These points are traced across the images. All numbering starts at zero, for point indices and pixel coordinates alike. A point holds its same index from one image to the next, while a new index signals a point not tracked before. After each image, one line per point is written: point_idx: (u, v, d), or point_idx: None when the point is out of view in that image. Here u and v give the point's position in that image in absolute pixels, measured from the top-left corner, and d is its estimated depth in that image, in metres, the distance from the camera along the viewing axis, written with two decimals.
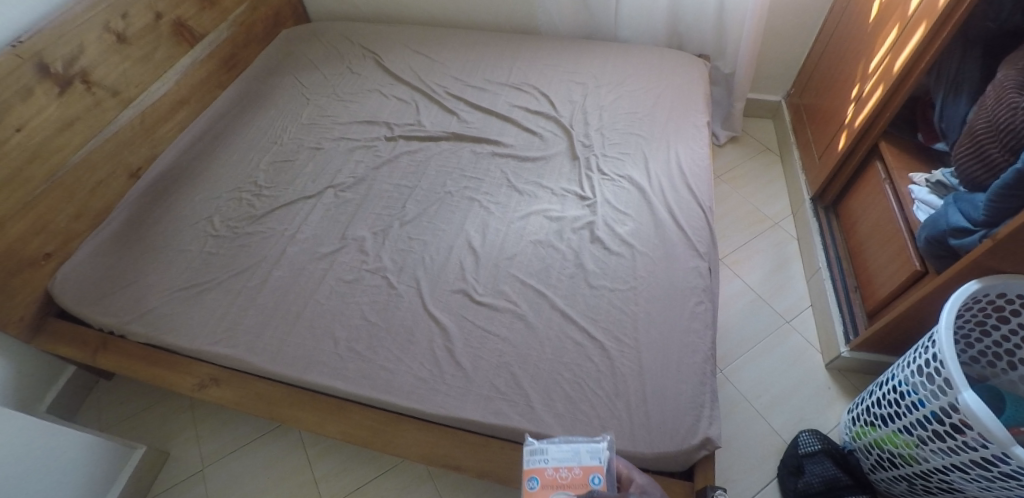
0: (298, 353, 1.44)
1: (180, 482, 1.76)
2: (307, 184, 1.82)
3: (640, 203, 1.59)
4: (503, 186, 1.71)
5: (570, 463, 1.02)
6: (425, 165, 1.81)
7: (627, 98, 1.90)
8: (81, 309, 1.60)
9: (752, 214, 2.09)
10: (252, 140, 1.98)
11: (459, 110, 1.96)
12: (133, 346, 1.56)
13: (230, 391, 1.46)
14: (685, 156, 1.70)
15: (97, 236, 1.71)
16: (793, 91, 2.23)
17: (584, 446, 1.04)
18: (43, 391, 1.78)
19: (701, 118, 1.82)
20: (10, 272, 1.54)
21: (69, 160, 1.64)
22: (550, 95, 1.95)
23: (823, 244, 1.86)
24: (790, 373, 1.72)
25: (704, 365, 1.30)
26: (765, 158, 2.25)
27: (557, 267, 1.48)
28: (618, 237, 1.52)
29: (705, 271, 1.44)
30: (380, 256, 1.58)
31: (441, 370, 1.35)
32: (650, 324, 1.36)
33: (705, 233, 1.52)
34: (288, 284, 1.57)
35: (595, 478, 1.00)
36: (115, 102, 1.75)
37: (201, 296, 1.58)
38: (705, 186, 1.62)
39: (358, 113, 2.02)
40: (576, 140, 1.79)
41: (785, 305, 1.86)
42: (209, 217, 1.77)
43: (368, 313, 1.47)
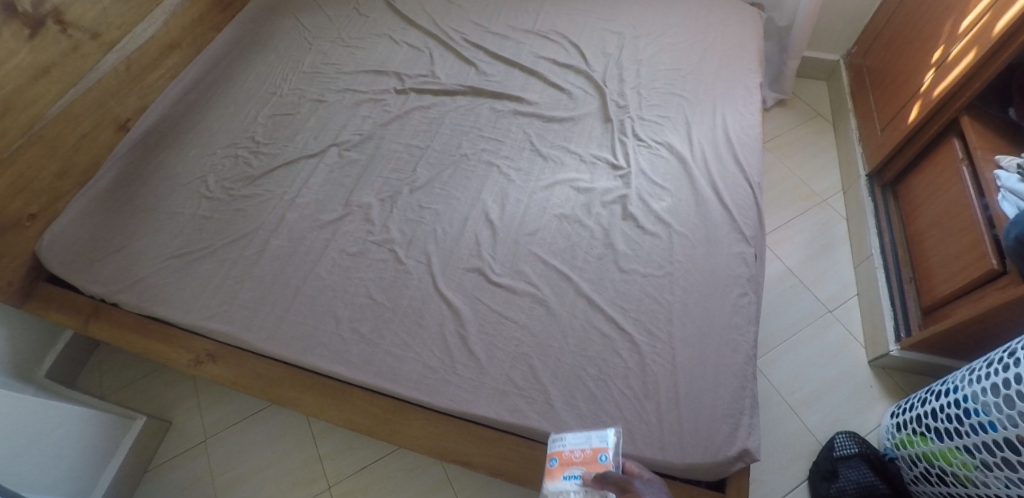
0: (297, 332, 1.32)
1: (182, 453, 1.70)
2: (309, 141, 1.66)
3: (681, 176, 1.43)
4: (525, 150, 1.53)
5: (581, 444, 0.97)
6: (439, 123, 1.64)
7: (668, 52, 1.70)
8: (72, 276, 1.49)
9: (798, 189, 1.92)
10: (253, 92, 1.82)
11: (478, 60, 1.76)
12: (127, 316, 1.46)
13: (226, 369, 1.35)
14: (734, 124, 1.51)
15: (85, 195, 1.58)
16: (855, 51, 2.01)
17: (596, 432, 0.98)
18: (40, 357, 1.69)
19: (752, 78, 1.63)
20: None
21: (48, 111, 1.49)
22: (581, 46, 1.74)
23: (877, 227, 1.69)
24: (829, 367, 1.58)
25: (746, 366, 1.16)
26: (815, 126, 2.05)
27: (584, 246, 1.33)
28: (653, 214, 1.36)
29: (750, 259, 1.29)
30: (387, 227, 1.44)
31: (453, 359, 1.22)
32: (686, 317, 1.21)
33: (752, 215, 1.36)
34: (288, 254, 1.44)
35: (602, 457, 0.93)
36: (96, 46, 1.58)
37: (195, 266, 1.47)
38: (754, 160, 1.45)
39: (367, 62, 1.82)
40: (609, 100, 1.60)
41: (829, 291, 1.70)
42: (204, 176, 1.63)
43: (373, 291, 1.34)
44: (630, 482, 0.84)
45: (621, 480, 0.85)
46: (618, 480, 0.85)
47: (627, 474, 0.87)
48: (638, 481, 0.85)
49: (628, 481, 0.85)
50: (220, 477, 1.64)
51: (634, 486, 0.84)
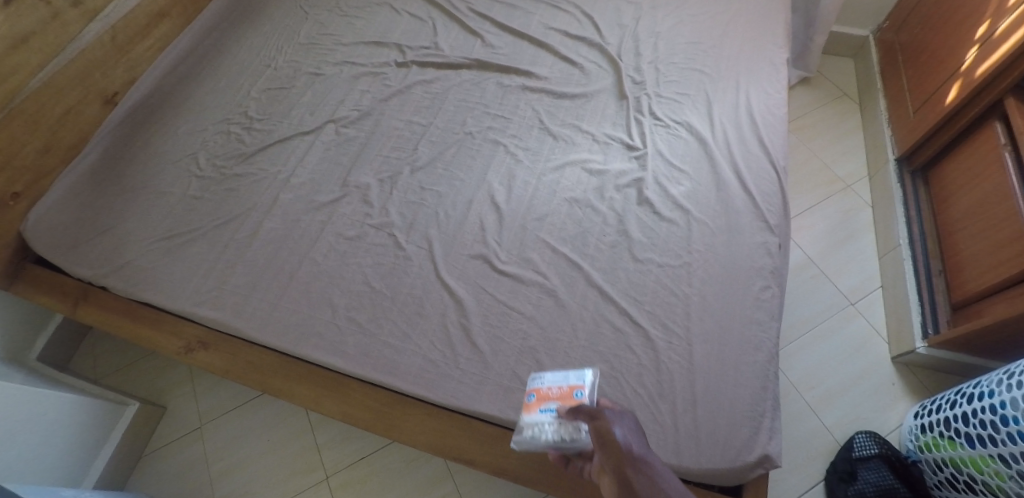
0: (291, 321, 1.25)
1: (177, 439, 1.65)
2: (305, 117, 1.57)
3: (701, 158, 1.34)
4: (534, 128, 1.44)
5: (559, 382, 0.97)
6: (442, 98, 1.54)
7: (688, 25, 1.59)
8: (59, 257, 1.42)
9: (820, 173, 1.82)
10: (246, 64, 1.72)
11: (484, 32, 1.65)
12: (116, 300, 1.38)
13: (218, 357, 1.28)
14: (759, 103, 1.41)
15: (73, 172, 1.49)
16: (887, 26, 1.89)
17: (573, 370, 0.98)
18: (31, 338, 1.64)
19: (779, 54, 1.52)
20: None
21: (28, 85, 1.37)
22: (595, 17, 1.63)
23: (905, 215, 1.60)
24: (851, 362, 1.50)
25: (768, 365, 1.08)
26: (840, 106, 1.94)
27: (596, 233, 1.24)
28: (671, 200, 1.27)
29: (774, 249, 1.21)
30: (387, 209, 1.35)
31: (455, 353, 1.15)
32: (704, 311, 1.13)
33: (777, 201, 1.27)
34: (282, 237, 1.36)
35: (578, 393, 0.94)
36: (78, 14, 1.45)
37: (186, 248, 1.39)
38: (780, 142, 1.35)
39: (366, 32, 1.72)
40: (625, 75, 1.49)
41: (852, 282, 1.62)
42: (195, 153, 1.55)
43: (371, 278, 1.26)
44: (600, 411, 0.82)
45: (592, 410, 0.83)
46: (589, 411, 0.83)
47: (599, 404, 0.86)
48: (608, 410, 0.83)
49: (598, 409, 0.83)
50: (215, 464, 1.59)
51: (605, 416, 0.82)
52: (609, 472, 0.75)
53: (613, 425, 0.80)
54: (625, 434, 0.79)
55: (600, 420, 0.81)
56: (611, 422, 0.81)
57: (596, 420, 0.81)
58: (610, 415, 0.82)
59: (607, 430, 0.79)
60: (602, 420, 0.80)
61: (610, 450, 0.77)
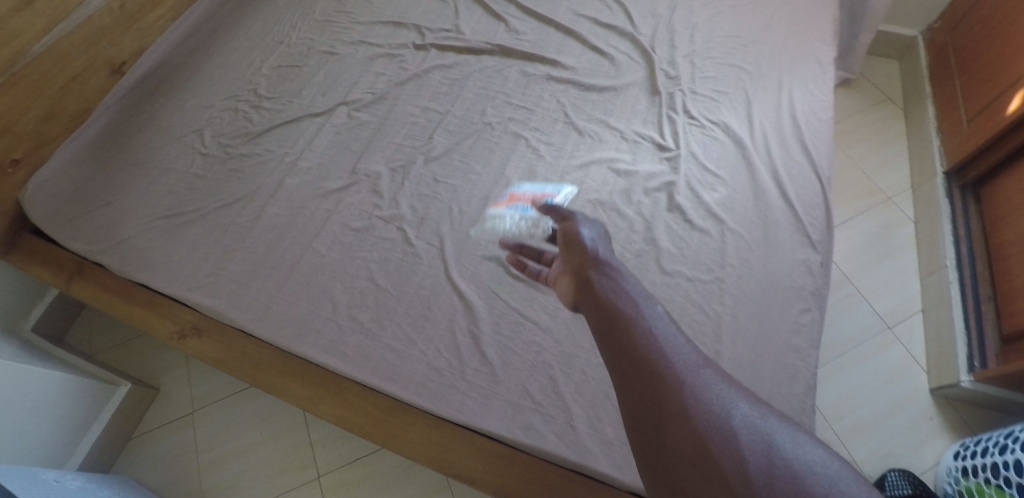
0: (289, 315, 1.16)
1: (168, 423, 1.57)
2: (315, 97, 1.48)
3: (738, 163, 1.23)
4: (558, 122, 1.34)
5: (535, 191, 1.21)
6: (461, 85, 1.44)
7: (728, 17, 1.47)
8: (53, 230, 1.33)
9: (860, 184, 1.69)
10: (257, 38, 1.63)
11: (509, 16, 1.55)
12: (110, 277, 1.29)
13: (211, 345, 1.18)
14: (802, 104, 1.30)
15: (75, 140, 1.40)
16: (939, 26, 1.75)
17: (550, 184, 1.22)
18: (27, 308, 1.54)
19: (827, 53, 1.39)
20: None
21: (32, 49, 1.29)
22: (628, 5, 1.52)
23: (953, 235, 1.48)
24: (886, 391, 1.40)
25: (805, 397, 0.99)
26: (884, 112, 1.81)
27: (621, 240, 1.15)
28: (704, 207, 1.17)
29: (816, 267, 1.11)
30: (397, 201, 1.27)
31: (462, 362, 1.06)
32: (736, 334, 1.04)
33: (820, 214, 1.17)
34: (285, 225, 1.28)
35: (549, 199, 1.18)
36: None
37: (185, 229, 1.31)
38: (825, 150, 1.24)
39: (384, 11, 1.62)
40: (658, 69, 1.38)
41: (890, 304, 1.51)
42: (200, 129, 1.47)
43: (376, 275, 1.18)
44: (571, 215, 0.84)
45: (563, 212, 0.86)
46: (562, 212, 0.86)
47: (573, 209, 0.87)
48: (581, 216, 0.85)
49: (568, 212, 0.86)
50: (205, 454, 1.51)
51: (576, 218, 0.83)
52: (570, 265, 0.77)
53: (581, 227, 0.81)
54: (594, 234, 0.81)
55: (570, 224, 0.82)
56: (582, 225, 0.82)
57: (565, 222, 0.83)
58: (581, 219, 0.83)
59: (577, 231, 0.80)
60: (572, 223, 0.82)
61: (573, 247, 0.78)
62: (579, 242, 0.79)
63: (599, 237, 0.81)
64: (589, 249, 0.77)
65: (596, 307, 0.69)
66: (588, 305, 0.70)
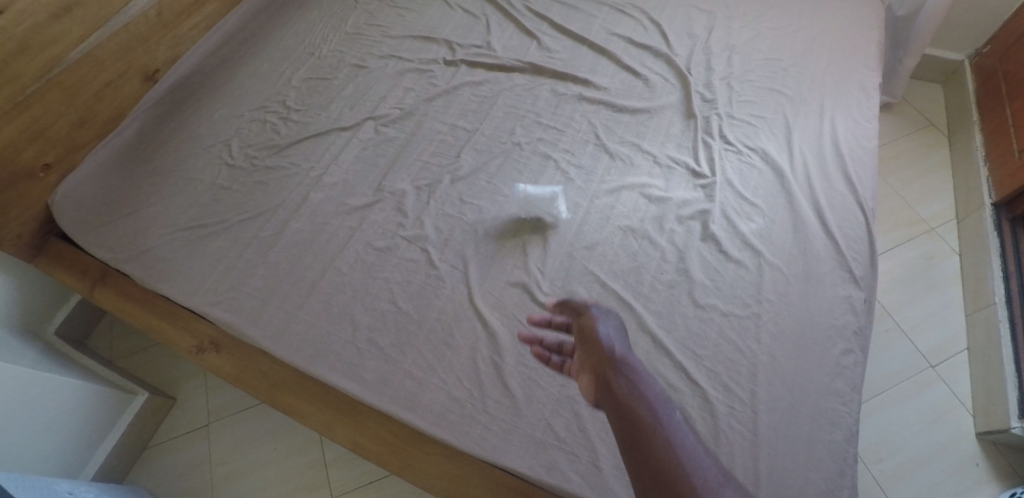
0: (308, 336, 1.13)
1: (183, 435, 1.54)
2: (343, 111, 1.46)
3: (776, 192, 1.18)
4: (589, 144, 1.30)
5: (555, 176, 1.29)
6: (491, 103, 1.42)
7: (768, 38, 1.42)
8: (79, 236, 1.32)
9: (901, 212, 1.62)
10: (287, 50, 1.63)
11: (541, 33, 1.52)
12: (133, 286, 1.27)
13: (229, 362, 1.16)
14: (846, 132, 1.24)
15: (105, 148, 1.41)
16: (988, 50, 1.68)
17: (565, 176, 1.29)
18: (51, 311, 1.53)
19: (872, 78, 1.34)
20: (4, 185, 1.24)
21: (69, 55, 1.30)
22: (663, 24, 1.48)
23: (1003, 270, 1.40)
24: (928, 434, 1.32)
25: (846, 445, 0.94)
26: (927, 138, 1.73)
27: (652, 269, 1.11)
28: (740, 238, 1.13)
29: (859, 305, 1.05)
30: (422, 221, 1.24)
31: (484, 393, 1.03)
32: (773, 374, 0.99)
33: (863, 248, 1.11)
34: (307, 241, 1.26)
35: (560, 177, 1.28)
36: None
37: (208, 241, 1.29)
38: (869, 181, 1.18)
39: (415, 26, 1.61)
40: (693, 91, 1.34)
41: (932, 341, 1.43)
42: (228, 140, 1.46)
43: (397, 297, 1.15)
44: (586, 311, 0.97)
45: (579, 306, 0.99)
46: (578, 306, 0.99)
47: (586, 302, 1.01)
48: (595, 309, 0.98)
49: (584, 305, 0.99)
50: (218, 468, 1.48)
51: (592, 313, 0.97)
52: (589, 358, 0.90)
53: (597, 322, 0.95)
54: (610, 329, 0.94)
55: (587, 318, 0.96)
56: (598, 319, 0.96)
57: (583, 318, 0.96)
58: (596, 313, 0.97)
59: (595, 328, 0.93)
60: (589, 318, 0.95)
61: (592, 343, 0.91)
62: (597, 339, 0.92)
63: (614, 330, 0.94)
64: (607, 347, 0.90)
65: (614, 404, 0.82)
66: (608, 400, 0.83)
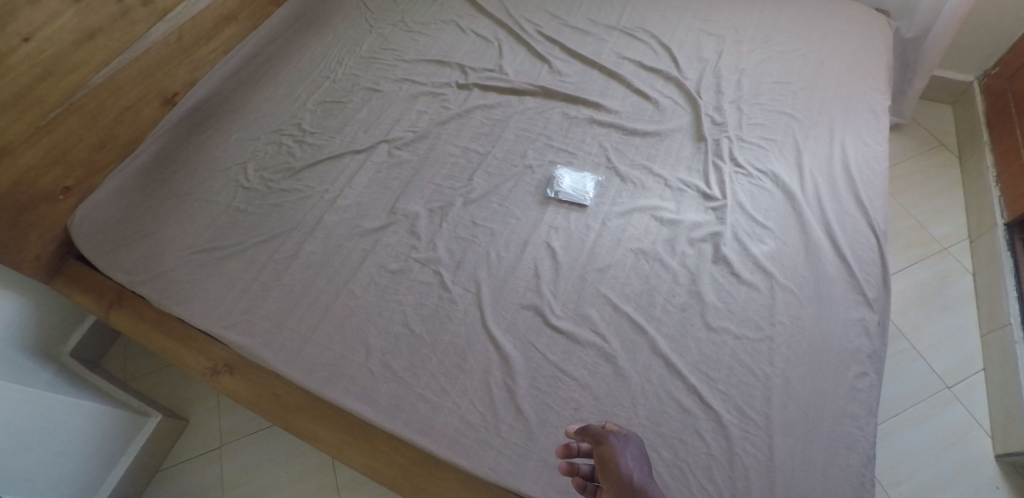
0: (321, 358, 1.14)
1: (196, 457, 1.54)
2: (358, 134, 1.49)
3: (787, 214, 1.18)
4: (600, 167, 1.31)
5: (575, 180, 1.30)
6: (503, 126, 1.44)
7: (777, 62, 1.44)
8: (96, 258, 1.34)
9: (913, 232, 1.62)
10: (303, 74, 1.66)
11: (552, 57, 1.55)
12: (149, 308, 1.29)
13: (244, 385, 1.17)
14: (856, 154, 1.25)
15: (124, 171, 1.44)
16: (997, 72, 1.69)
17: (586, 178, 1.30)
18: (65, 333, 1.55)
19: (881, 100, 1.35)
20: (25, 208, 1.27)
21: (91, 80, 1.33)
22: (672, 48, 1.50)
23: (1017, 290, 1.39)
24: (946, 458, 1.31)
25: (863, 470, 0.93)
26: (938, 158, 1.74)
27: (664, 292, 1.12)
28: (752, 260, 1.13)
29: (873, 328, 1.05)
30: (434, 244, 1.25)
31: (496, 416, 1.03)
32: (788, 398, 0.99)
33: (876, 270, 1.11)
34: (321, 264, 1.27)
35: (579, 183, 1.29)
36: (147, 13, 1.42)
37: (223, 263, 1.30)
38: (880, 203, 1.18)
39: (429, 50, 1.64)
40: (704, 114, 1.36)
41: (948, 363, 1.42)
42: (244, 163, 1.48)
43: (411, 320, 1.16)
44: (605, 437, 0.89)
45: (599, 433, 0.90)
46: (597, 433, 0.90)
47: (605, 424, 0.92)
48: (615, 435, 0.90)
49: (604, 434, 0.89)
50: (230, 491, 1.48)
51: (613, 441, 0.88)
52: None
53: (620, 452, 0.87)
54: (633, 462, 0.86)
55: (608, 450, 0.87)
56: (619, 448, 0.87)
57: (605, 450, 0.87)
58: (618, 442, 0.88)
59: (620, 463, 0.85)
60: (610, 449, 0.87)
61: (617, 484, 0.83)
62: (618, 473, 0.84)
63: (637, 461, 0.86)
64: (629, 482, 0.83)
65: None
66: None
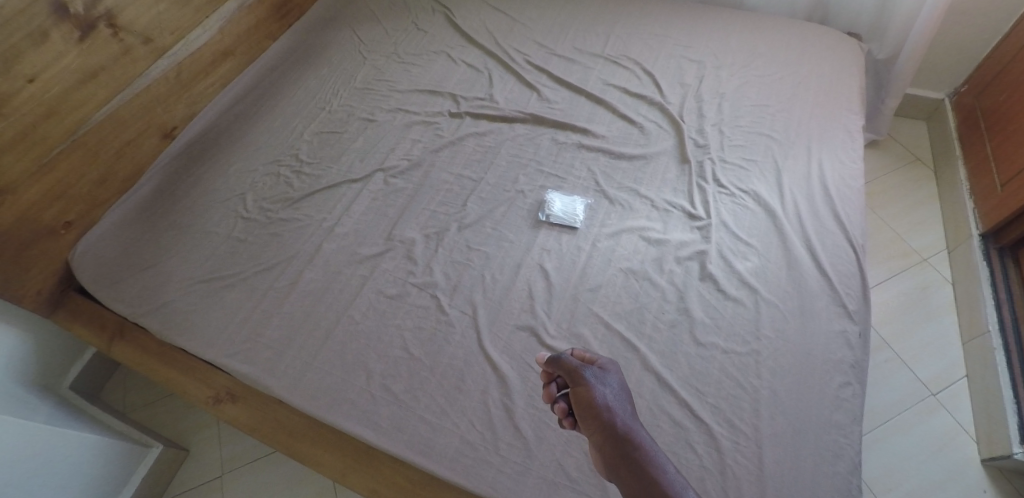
0: (323, 384, 1.17)
1: (197, 487, 1.55)
2: (354, 164, 1.53)
3: (770, 232, 1.23)
4: (589, 190, 1.36)
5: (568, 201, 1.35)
6: (494, 152, 1.49)
7: (756, 85, 1.50)
8: (98, 290, 1.37)
9: (893, 244, 1.67)
10: (300, 105, 1.71)
11: (541, 85, 1.61)
12: (150, 339, 1.32)
13: (246, 413, 1.20)
14: (833, 172, 1.31)
15: (124, 204, 1.47)
16: (966, 89, 1.76)
17: (578, 199, 1.35)
18: (65, 366, 1.56)
19: (856, 120, 1.41)
20: (26, 244, 1.29)
21: (93, 117, 1.37)
22: (656, 74, 1.57)
23: (994, 298, 1.44)
24: (933, 464, 1.34)
25: (850, 477, 0.97)
26: (914, 172, 1.80)
27: (653, 309, 1.16)
28: (737, 277, 1.18)
29: (855, 339, 1.10)
30: (431, 268, 1.29)
31: (495, 436, 1.06)
32: (775, 410, 1.03)
33: (856, 282, 1.16)
34: (321, 291, 1.30)
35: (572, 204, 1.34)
36: (147, 51, 1.46)
37: (224, 292, 1.32)
38: (858, 218, 1.24)
39: (421, 80, 1.70)
40: (687, 137, 1.42)
41: (932, 371, 1.46)
42: (243, 194, 1.51)
43: (410, 344, 1.19)
44: (580, 374, 0.91)
45: (573, 370, 0.91)
46: (572, 370, 0.92)
47: (579, 359, 0.94)
48: (590, 370, 0.92)
49: (579, 371, 0.91)
50: None
51: (587, 377, 0.91)
52: (599, 440, 0.85)
53: (596, 388, 0.89)
54: (609, 397, 0.89)
55: (584, 388, 0.89)
56: (595, 384, 0.90)
57: (582, 388, 0.90)
58: (593, 378, 0.90)
59: (597, 400, 0.88)
60: (586, 386, 0.89)
61: (598, 422, 0.86)
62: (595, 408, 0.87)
63: (613, 396, 0.89)
64: (606, 416, 0.86)
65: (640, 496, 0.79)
66: (630, 490, 0.80)
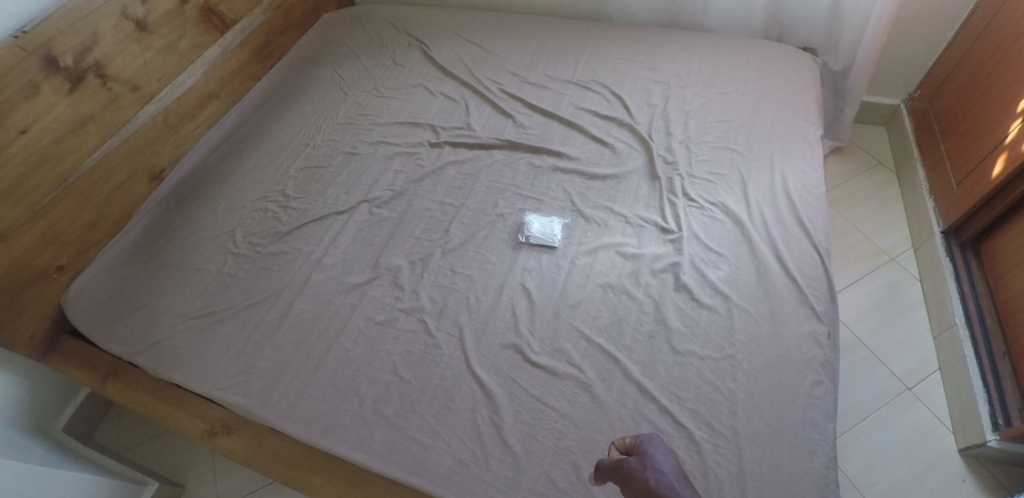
0: (316, 411, 1.20)
1: None
2: (339, 196, 1.58)
3: (739, 241, 1.29)
4: (566, 210, 1.42)
5: (546, 221, 1.40)
6: (474, 179, 1.55)
7: (719, 102, 1.58)
8: (92, 333, 1.39)
9: (862, 246, 1.74)
10: (284, 142, 1.76)
11: (515, 112, 1.68)
12: (145, 378, 1.34)
13: (242, 444, 1.22)
14: (796, 181, 1.38)
15: (115, 247, 1.50)
16: (919, 95, 1.86)
17: (556, 218, 1.41)
18: (58, 409, 1.58)
19: (814, 131, 1.49)
20: (19, 289, 1.33)
21: (83, 164, 1.42)
22: (624, 96, 1.64)
23: (959, 292, 1.50)
24: (913, 456, 1.39)
25: (826, 471, 1.01)
26: (877, 176, 1.88)
27: (632, 321, 1.21)
28: (710, 285, 1.23)
29: (824, 339, 1.15)
30: (417, 293, 1.34)
31: (485, 452, 1.10)
32: (752, 410, 1.08)
33: (823, 285, 1.22)
34: (311, 321, 1.33)
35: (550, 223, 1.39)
36: (135, 98, 1.52)
37: (217, 328, 1.35)
38: (821, 223, 1.30)
39: (401, 113, 1.76)
40: (656, 155, 1.48)
41: (906, 366, 1.52)
42: (231, 230, 1.55)
43: (400, 367, 1.23)
44: (621, 466, 0.89)
45: (617, 467, 0.89)
46: (616, 468, 0.89)
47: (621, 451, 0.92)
48: (632, 459, 0.89)
49: (621, 465, 0.89)
50: None
51: (631, 467, 0.88)
52: None
53: (643, 474, 0.86)
54: (661, 478, 0.85)
55: (631, 480, 0.87)
56: (639, 471, 0.87)
57: (631, 479, 0.87)
58: (637, 465, 0.88)
59: (649, 487, 0.84)
60: (632, 477, 0.86)
61: None
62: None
63: (663, 478, 0.86)
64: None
65: None
66: None
